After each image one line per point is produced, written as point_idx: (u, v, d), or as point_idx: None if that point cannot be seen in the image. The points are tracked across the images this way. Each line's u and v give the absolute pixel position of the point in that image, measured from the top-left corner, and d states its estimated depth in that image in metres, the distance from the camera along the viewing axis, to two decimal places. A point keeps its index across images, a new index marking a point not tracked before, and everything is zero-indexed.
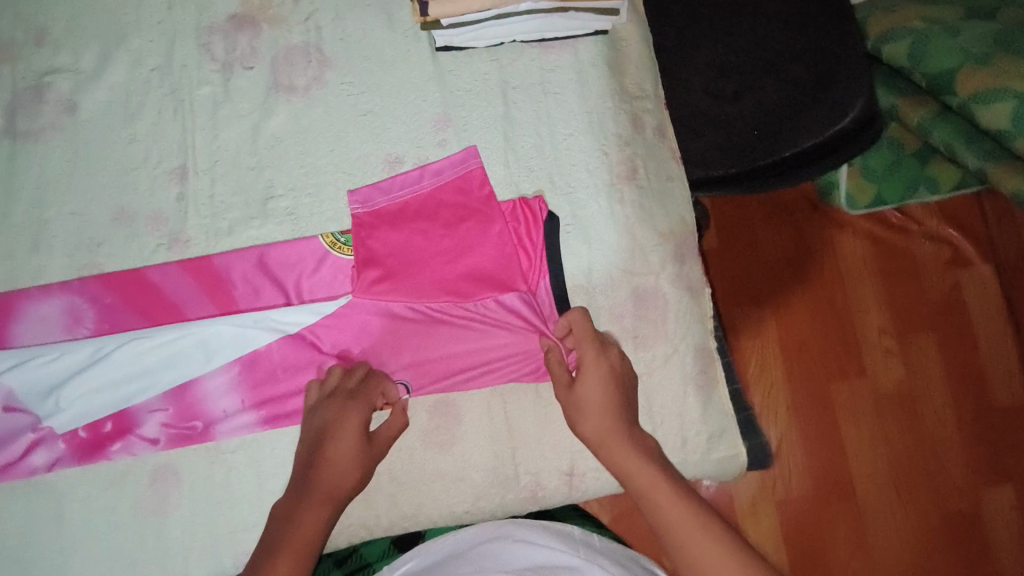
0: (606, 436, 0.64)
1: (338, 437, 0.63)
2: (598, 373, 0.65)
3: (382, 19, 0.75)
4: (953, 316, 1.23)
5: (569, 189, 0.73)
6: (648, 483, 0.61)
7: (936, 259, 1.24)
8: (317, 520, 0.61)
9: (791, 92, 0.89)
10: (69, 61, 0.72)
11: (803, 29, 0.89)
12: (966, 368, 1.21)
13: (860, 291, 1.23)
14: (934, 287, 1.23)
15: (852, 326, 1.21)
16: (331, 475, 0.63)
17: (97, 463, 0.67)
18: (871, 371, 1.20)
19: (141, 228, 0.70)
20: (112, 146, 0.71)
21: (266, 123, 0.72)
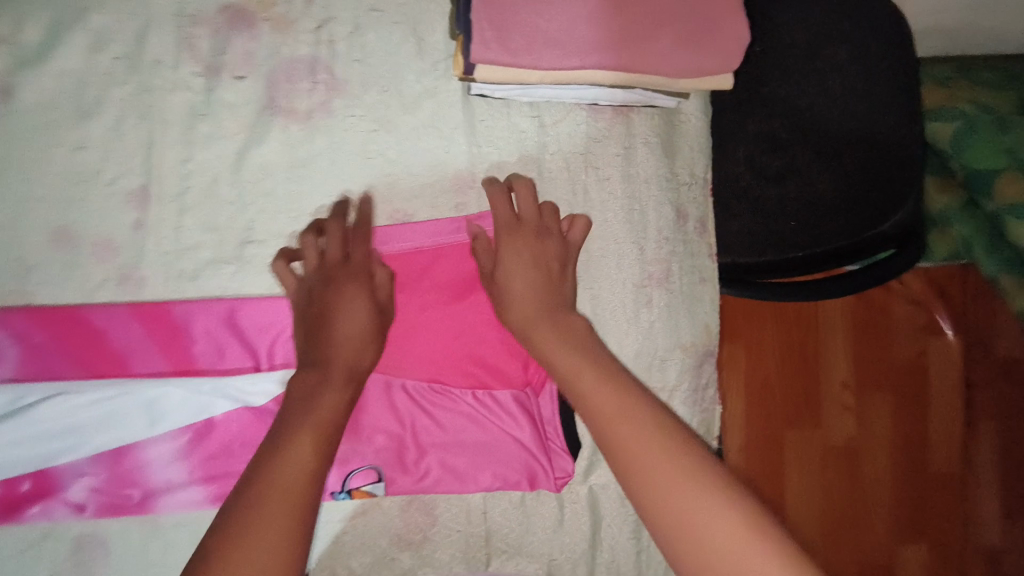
0: (532, 317, 0.55)
1: (336, 312, 0.54)
2: (517, 256, 0.57)
3: (411, 44, 0.62)
4: (913, 381, 1.19)
5: (595, 283, 0.65)
6: (580, 372, 0.49)
7: (910, 321, 1.19)
8: (336, 402, 0.50)
9: (840, 185, 0.80)
10: (6, 32, 0.56)
11: (863, 113, 0.79)
12: (912, 431, 1.19)
13: (832, 342, 1.17)
14: (900, 349, 1.18)
15: (817, 377, 1.17)
16: (349, 350, 0.53)
17: (6, 526, 0.58)
18: (824, 423, 1.17)
19: (87, 256, 0.58)
20: (57, 148, 0.58)
21: (253, 151, 0.60)
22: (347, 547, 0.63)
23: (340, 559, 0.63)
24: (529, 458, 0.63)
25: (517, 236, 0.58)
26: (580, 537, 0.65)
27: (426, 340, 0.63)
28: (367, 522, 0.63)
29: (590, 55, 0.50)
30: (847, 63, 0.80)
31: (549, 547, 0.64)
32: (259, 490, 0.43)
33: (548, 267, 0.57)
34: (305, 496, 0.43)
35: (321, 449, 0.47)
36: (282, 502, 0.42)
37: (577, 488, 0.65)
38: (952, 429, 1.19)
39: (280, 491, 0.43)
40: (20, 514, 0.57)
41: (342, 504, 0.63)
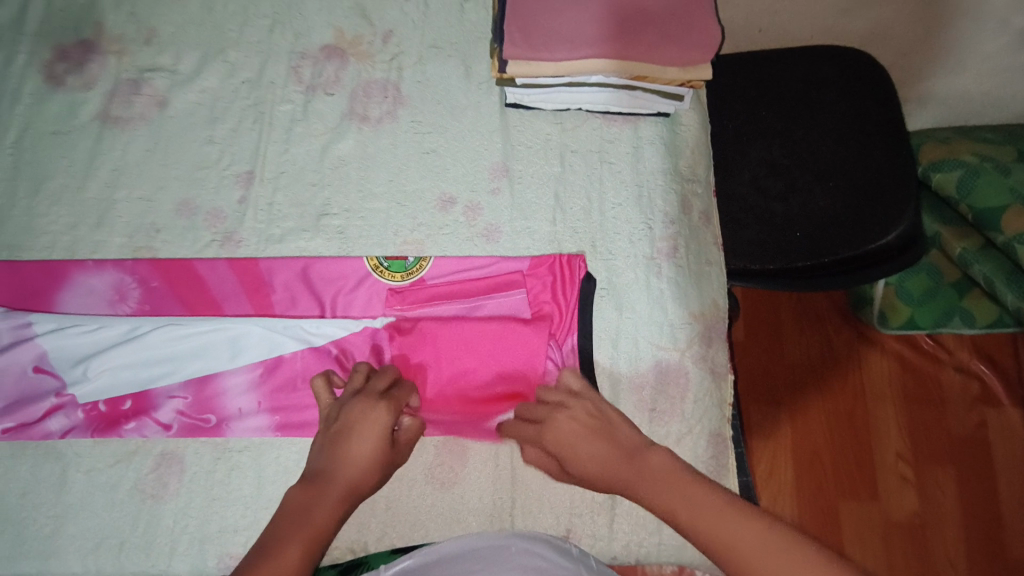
0: (617, 469, 0.58)
1: (356, 436, 0.58)
2: (568, 428, 0.61)
3: (460, 71, 0.79)
4: (976, 456, 1.16)
5: (610, 255, 0.75)
6: (674, 509, 0.54)
7: (963, 393, 1.20)
8: (333, 510, 0.54)
9: (840, 203, 0.91)
10: (169, 62, 0.77)
11: (854, 144, 0.93)
12: (984, 510, 1.14)
13: (881, 410, 1.19)
14: (957, 422, 1.18)
15: (870, 446, 1.17)
16: (350, 471, 0.56)
17: (106, 439, 0.68)
18: (883, 495, 1.15)
19: (200, 222, 0.73)
20: (190, 142, 0.75)
21: (335, 146, 0.76)
22: (385, 482, 0.69)
23: (379, 492, 0.68)
24: None
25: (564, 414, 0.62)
26: None
27: (471, 296, 0.73)
28: (405, 459, 0.69)
29: (595, 46, 0.65)
30: (835, 102, 0.95)
31: (570, 492, 0.68)
32: None
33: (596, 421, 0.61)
34: None
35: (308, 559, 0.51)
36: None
37: None
38: None
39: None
40: (119, 430, 0.68)
41: None
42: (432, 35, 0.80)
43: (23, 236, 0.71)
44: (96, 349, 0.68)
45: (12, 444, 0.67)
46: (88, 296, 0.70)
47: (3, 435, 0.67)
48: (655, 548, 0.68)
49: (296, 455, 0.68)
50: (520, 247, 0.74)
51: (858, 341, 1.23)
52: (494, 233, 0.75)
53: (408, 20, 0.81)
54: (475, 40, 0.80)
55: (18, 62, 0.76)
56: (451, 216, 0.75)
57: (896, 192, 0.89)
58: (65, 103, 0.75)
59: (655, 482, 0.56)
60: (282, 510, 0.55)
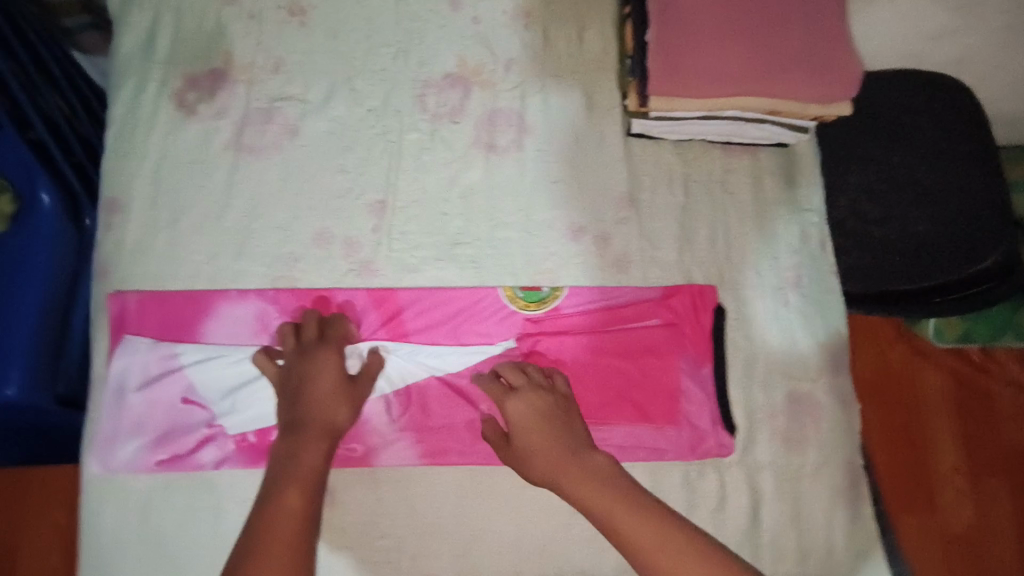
0: (553, 466, 0.61)
1: (315, 376, 0.64)
2: (520, 409, 0.65)
3: (582, 99, 0.80)
4: None
5: (737, 285, 0.76)
6: (612, 509, 0.58)
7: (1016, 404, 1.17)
8: (317, 459, 0.60)
9: (940, 227, 0.90)
10: (298, 91, 0.78)
11: (946, 170, 0.93)
12: None
13: (934, 424, 1.16)
14: (1009, 435, 1.16)
15: (924, 461, 1.15)
16: (317, 414, 0.62)
17: (256, 470, 0.68)
18: (939, 510, 1.13)
19: (336, 252, 0.74)
20: (322, 171, 0.76)
21: (463, 175, 0.77)
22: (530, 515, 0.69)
23: (530, 524, 0.69)
24: (689, 434, 0.72)
25: (537, 395, 0.66)
26: (741, 512, 0.70)
27: (605, 324, 0.74)
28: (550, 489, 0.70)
29: (738, 86, 0.67)
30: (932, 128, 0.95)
31: (714, 521, 0.70)
32: (264, 532, 0.53)
33: (554, 415, 0.65)
34: (302, 540, 0.54)
35: (308, 510, 0.56)
36: (281, 555, 0.52)
37: (734, 467, 0.72)
38: None
39: (278, 536, 0.53)
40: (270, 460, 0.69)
41: None
42: (553, 65, 0.81)
43: (167, 267, 0.72)
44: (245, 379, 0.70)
45: (166, 476, 0.68)
46: (231, 327, 0.71)
47: (156, 467, 0.68)
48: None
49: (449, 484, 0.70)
50: (651, 277, 0.76)
51: (910, 352, 1.20)
52: (625, 263, 0.76)
53: (528, 49, 0.81)
54: (596, 70, 0.81)
55: (149, 90, 0.75)
56: (582, 245, 0.76)
57: (993, 220, 0.89)
58: (199, 133, 0.75)
59: (614, 503, 0.58)
60: (270, 466, 0.60)
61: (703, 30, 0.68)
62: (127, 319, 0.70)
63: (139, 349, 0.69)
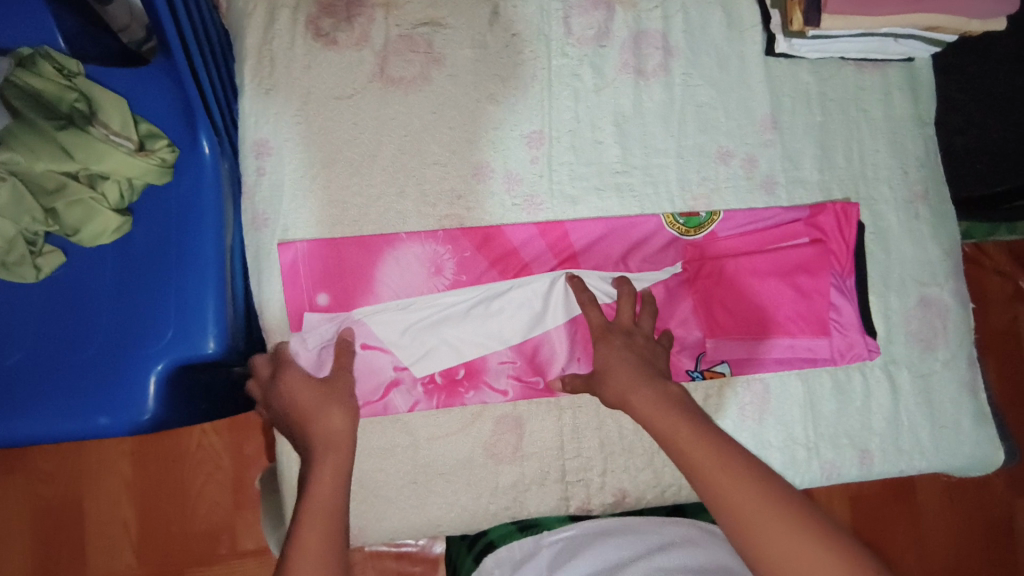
0: (628, 389, 0.63)
1: (292, 386, 0.61)
2: (611, 345, 0.67)
3: (723, 18, 0.79)
4: (1012, 348, 1.23)
5: (873, 200, 0.80)
6: (679, 431, 0.57)
7: (1002, 292, 1.23)
8: (329, 489, 0.54)
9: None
10: (440, 14, 0.73)
11: None
12: (1016, 396, 1.22)
13: None
14: (996, 319, 1.23)
15: None
16: (318, 439, 0.57)
17: (449, 408, 0.71)
18: None
19: (498, 186, 0.73)
20: (473, 102, 0.73)
21: (613, 102, 0.76)
22: None
23: None
24: (845, 342, 0.76)
25: (625, 340, 0.67)
26: (883, 407, 0.78)
27: (759, 245, 0.77)
28: (718, 402, 0.75)
29: (904, 5, 0.68)
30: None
31: (861, 417, 0.77)
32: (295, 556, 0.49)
33: (641, 352, 0.66)
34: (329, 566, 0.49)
35: (331, 526, 0.51)
36: None
37: (877, 368, 0.78)
38: None
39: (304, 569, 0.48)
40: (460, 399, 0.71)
41: (700, 386, 0.75)
42: None
43: (330, 211, 0.69)
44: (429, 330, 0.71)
45: (359, 421, 0.69)
46: (403, 276, 0.70)
47: None
48: (932, 458, 0.78)
49: None
50: (796, 197, 0.79)
51: None
52: (772, 185, 0.78)
53: None
54: None
55: (284, 18, 0.69)
56: (732, 169, 0.78)
57: None
58: (341, 64, 0.70)
59: (679, 430, 0.57)
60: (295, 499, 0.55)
61: None
62: (295, 283, 0.67)
63: (318, 317, 0.68)
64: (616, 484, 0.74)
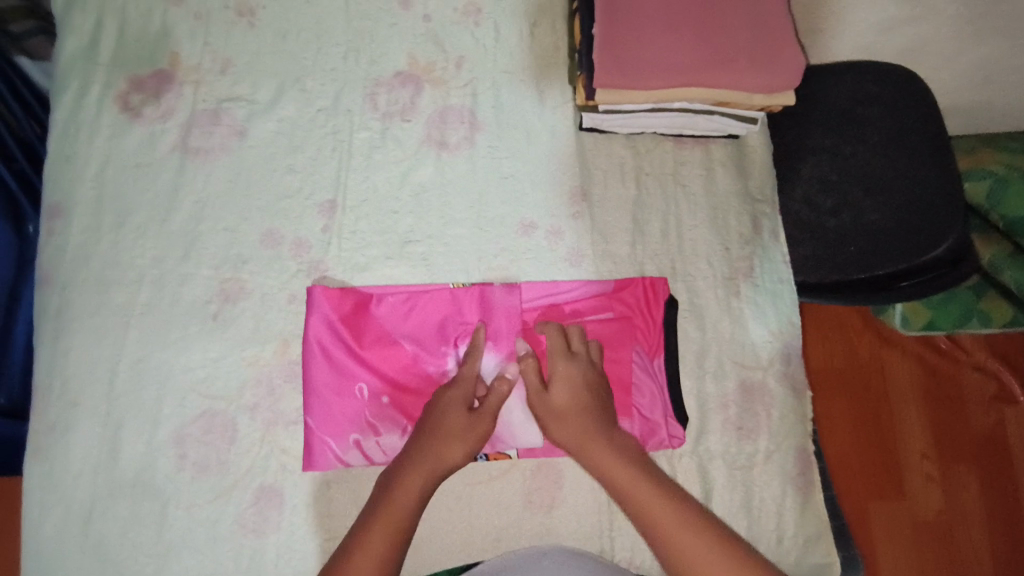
0: (584, 436, 0.63)
1: (446, 416, 0.64)
2: (557, 374, 0.66)
3: (533, 95, 0.80)
4: (996, 453, 1.12)
5: (689, 277, 0.77)
6: (627, 478, 0.60)
7: (982, 392, 1.15)
8: (410, 499, 0.60)
9: (898, 214, 0.89)
10: (247, 91, 0.77)
11: (911, 158, 0.91)
12: (1004, 511, 1.10)
13: (905, 412, 1.14)
14: (976, 421, 1.14)
15: (901, 449, 1.12)
16: (439, 448, 0.63)
17: (206, 473, 0.67)
18: (910, 495, 1.10)
19: (285, 252, 0.73)
20: (270, 172, 0.75)
21: (413, 173, 0.77)
22: (473, 510, 0.69)
23: (489, 525, 0.69)
24: (644, 429, 0.71)
25: (567, 366, 0.67)
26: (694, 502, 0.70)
27: (558, 321, 0.73)
28: (503, 483, 0.70)
29: (684, 74, 0.67)
30: (914, 113, 0.92)
31: None
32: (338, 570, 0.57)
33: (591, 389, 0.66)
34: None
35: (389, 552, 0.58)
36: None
37: (686, 457, 0.71)
38: None
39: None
40: (380, 453, 0.69)
41: (483, 467, 0.70)
42: (504, 61, 0.81)
43: (111, 271, 0.71)
44: (353, 378, 0.70)
45: (109, 484, 0.66)
46: (176, 335, 0.70)
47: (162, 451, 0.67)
48: None
49: None
50: (603, 271, 0.76)
51: (883, 344, 1.17)
52: (578, 257, 0.76)
53: (478, 45, 0.81)
54: (546, 66, 0.81)
55: (94, 93, 0.75)
56: (534, 240, 0.76)
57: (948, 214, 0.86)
58: (145, 136, 0.75)
59: (625, 478, 0.61)
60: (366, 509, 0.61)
61: (648, 22, 0.69)
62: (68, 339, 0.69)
63: (84, 372, 0.68)
64: None
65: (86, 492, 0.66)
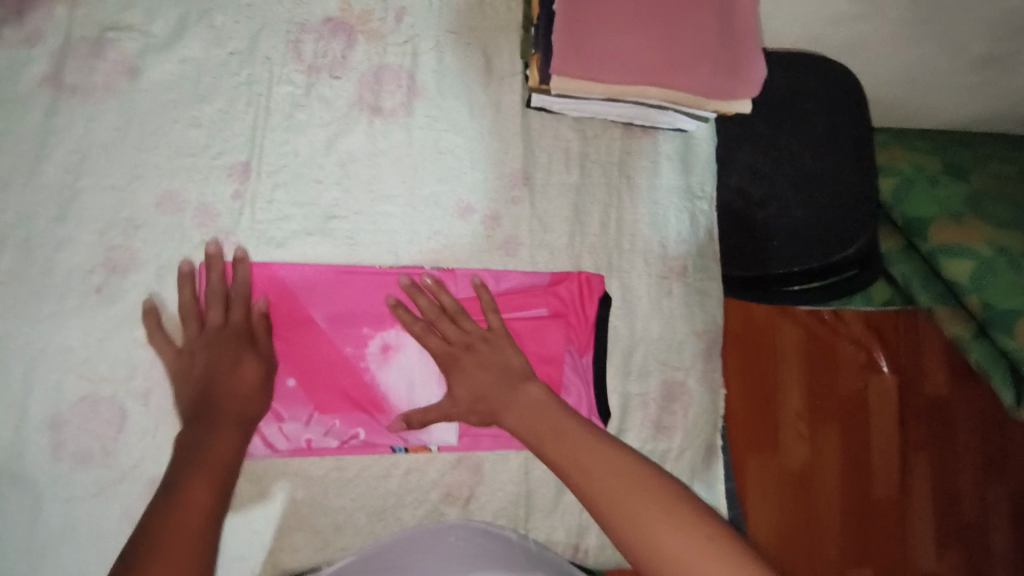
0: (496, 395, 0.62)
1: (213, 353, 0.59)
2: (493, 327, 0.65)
3: (479, 63, 0.73)
4: (858, 415, 1.16)
5: (624, 273, 0.76)
6: (547, 434, 0.58)
7: (855, 360, 1.17)
8: (228, 449, 0.55)
9: (826, 212, 0.81)
10: (140, 21, 0.65)
11: (849, 156, 0.84)
12: (858, 465, 1.14)
13: (786, 371, 1.13)
14: (845, 384, 1.16)
15: (777, 405, 1.12)
16: (235, 402, 0.58)
17: (88, 465, 0.60)
18: (781, 447, 1.11)
19: (188, 220, 0.64)
20: (169, 123, 0.65)
21: (342, 139, 0.69)
22: (387, 502, 0.68)
23: (405, 517, 0.68)
24: None
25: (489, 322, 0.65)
26: None
27: None
28: (418, 477, 0.69)
29: (646, 76, 0.63)
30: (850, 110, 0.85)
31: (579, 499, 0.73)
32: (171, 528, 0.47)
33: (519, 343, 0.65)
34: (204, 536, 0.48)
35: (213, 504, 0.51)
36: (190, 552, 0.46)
37: None
38: (892, 455, 1.16)
39: (185, 535, 0.47)
40: (283, 441, 0.64)
41: (402, 459, 0.68)
42: (449, 19, 0.73)
43: None
44: None
45: None
46: (53, 311, 0.61)
47: (29, 440, 0.59)
48: None
49: (321, 474, 0.66)
50: (539, 262, 0.73)
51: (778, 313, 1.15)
52: (515, 247, 0.73)
53: None
54: (496, 31, 0.74)
55: None
56: (470, 225, 0.71)
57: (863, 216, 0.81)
58: (3, 62, 0.61)
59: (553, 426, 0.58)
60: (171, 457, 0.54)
61: (621, 13, 0.64)
62: None
63: None
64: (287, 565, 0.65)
65: None
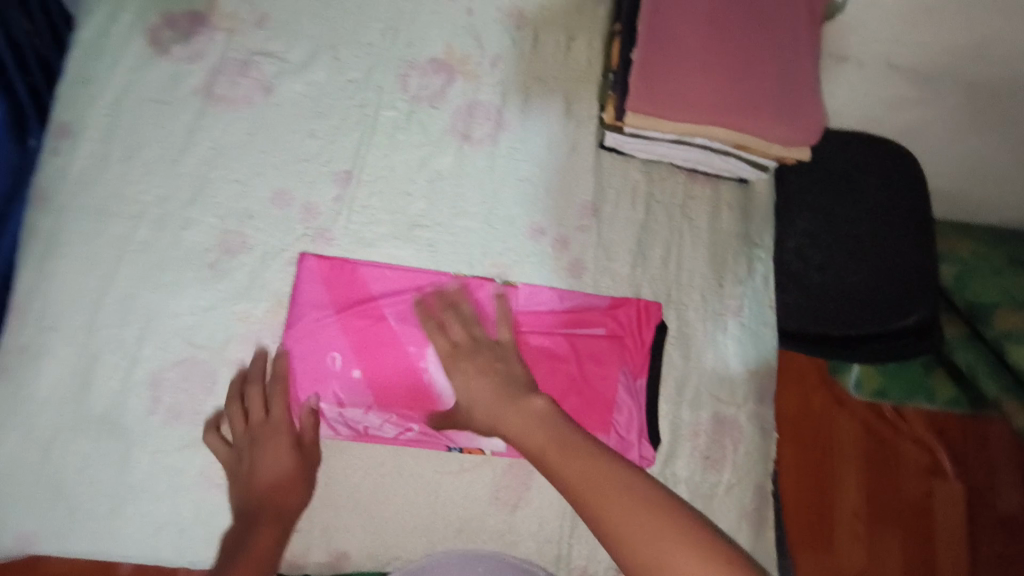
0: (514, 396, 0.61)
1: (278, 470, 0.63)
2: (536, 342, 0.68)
3: (561, 106, 0.82)
4: (924, 526, 1.06)
5: (682, 305, 0.79)
6: (547, 448, 0.55)
7: (918, 464, 1.09)
8: (268, 550, 0.59)
9: (885, 279, 0.83)
10: (280, 49, 0.77)
11: (907, 227, 0.84)
12: None
13: (842, 466, 1.08)
14: (908, 489, 1.08)
15: (832, 503, 1.06)
16: (274, 495, 0.62)
17: (177, 420, 0.66)
18: (837, 551, 1.04)
19: (294, 214, 0.73)
20: (291, 132, 0.75)
21: (433, 159, 0.77)
22: (440, 495, 0.70)
23: (456, 514, 0.70)
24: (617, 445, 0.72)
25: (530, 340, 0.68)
26: None
27: (548, 330, 0.74)
28: (471, 477, 0.71)
29: (714, 116, 0.70)
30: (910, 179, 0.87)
31: None
32: None
33: None
34: None
35: None
36: None
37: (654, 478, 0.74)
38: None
39: None
40: (345, 425, 0.68)
41: (456, 457, 0.71)
42: (537, 69, 0.83)
43: (112, 201, 0.69)
44: (327, 349, 0.69)
45: (74, 416, 0.64)
46: (171, 280, 0.69)
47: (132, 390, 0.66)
48: None
49: (377, 465, 0.69)
50: (602, 285, 0.78)
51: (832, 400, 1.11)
52: (580, 269, 0.78)
53: (514, 49, 0.83)
54: (577, 81, 0.83)
55: (124, 22, 0.74)
56: (539, 245, 0.77)
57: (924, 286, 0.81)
58: (168, 73, 0.74)
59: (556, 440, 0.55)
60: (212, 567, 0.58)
61: (694, 57, 0.72)
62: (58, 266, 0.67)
63: (70, 298, 0.67)
64: (339, 543, 0.68)
65: (51, 423, 0.64)
